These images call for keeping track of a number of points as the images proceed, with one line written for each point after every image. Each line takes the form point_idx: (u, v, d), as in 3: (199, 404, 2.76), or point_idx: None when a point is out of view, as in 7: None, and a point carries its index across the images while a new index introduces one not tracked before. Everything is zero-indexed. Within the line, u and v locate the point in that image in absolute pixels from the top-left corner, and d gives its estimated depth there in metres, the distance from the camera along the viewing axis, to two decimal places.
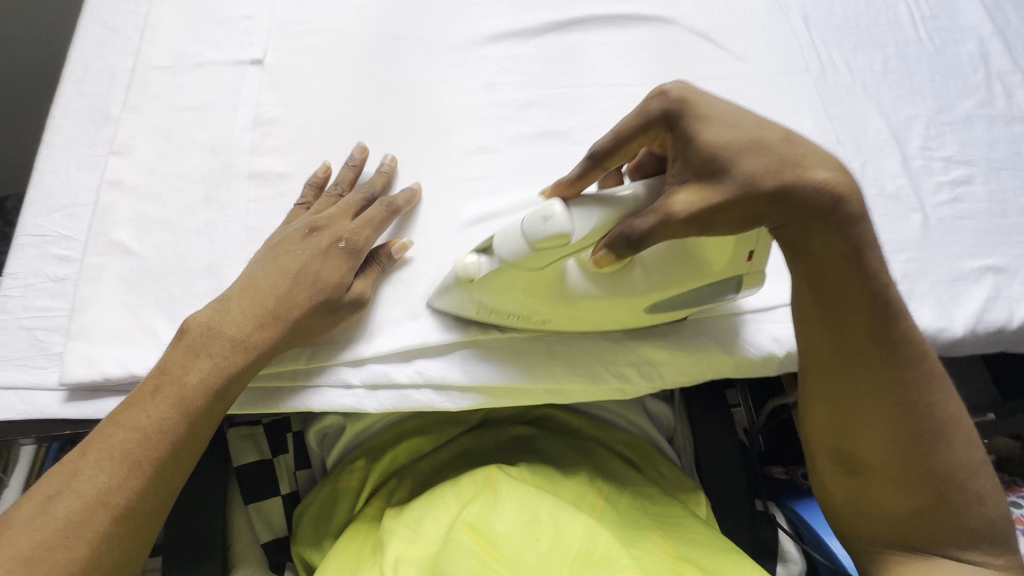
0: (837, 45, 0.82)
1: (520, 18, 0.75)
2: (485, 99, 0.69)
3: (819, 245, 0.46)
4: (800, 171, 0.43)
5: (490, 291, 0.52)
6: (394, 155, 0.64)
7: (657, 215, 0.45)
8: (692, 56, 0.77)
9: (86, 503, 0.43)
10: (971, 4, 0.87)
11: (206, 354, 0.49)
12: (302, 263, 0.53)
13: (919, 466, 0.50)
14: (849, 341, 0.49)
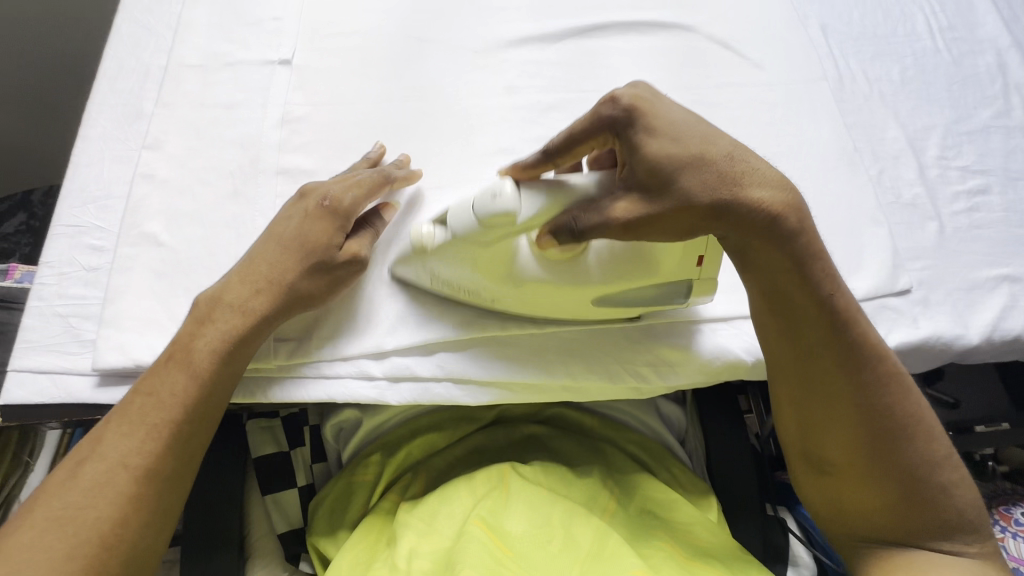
0: (871, 51, 0.79)
1: (541, 23, 0.75)
2: (507, 101, 0.69)
3: (760, 255, 0.47)
4: (737, 189, 0.44)
5: (443, 258, 0.53)
6: (406, 152, 0.65)
7: (599, 219, 0.46)
8: (718, 59, 0.76)
9: (108, 467, 0.46)
10: (989, 16, 0.83)
11: (212, 323, 0.50)
12: (292, 228, 0.53)
13: (883, 461, 0.49)
14: (799, 343, 0.49)
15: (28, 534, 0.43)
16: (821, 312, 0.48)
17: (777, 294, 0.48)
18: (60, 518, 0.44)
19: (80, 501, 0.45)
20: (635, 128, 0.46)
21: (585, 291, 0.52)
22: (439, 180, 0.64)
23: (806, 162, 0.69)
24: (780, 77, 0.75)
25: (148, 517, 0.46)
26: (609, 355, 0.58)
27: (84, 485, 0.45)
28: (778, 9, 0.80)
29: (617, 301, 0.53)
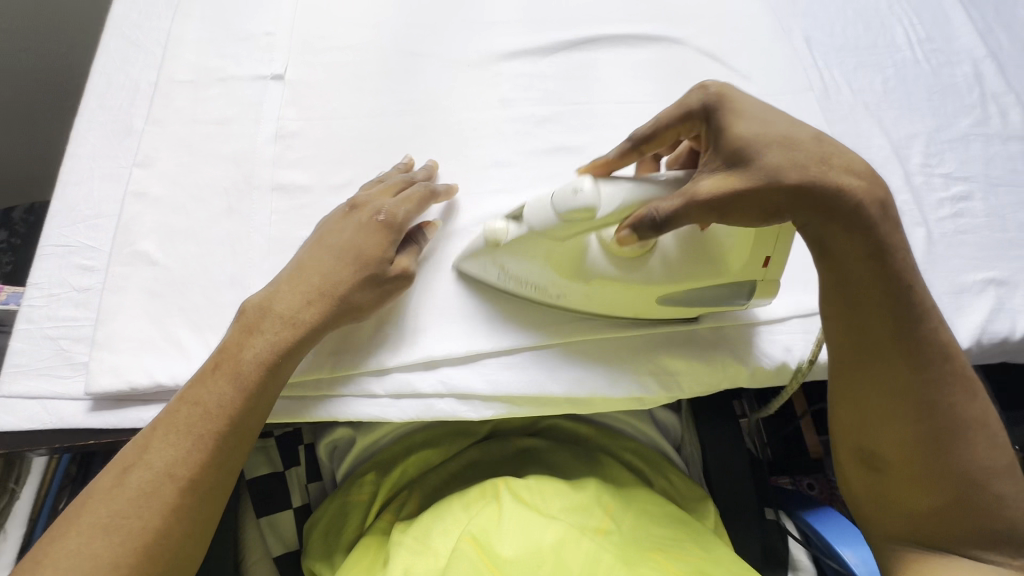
0: (853, 62, 0.81)
1: (533, 36, 0.76)
2: (502, 114, 0.70)
3: (837, 246, 0.46)
4: (825, 169, 0.44)
5: (514, 253, 0.54)
6: (434, 159, 0.66)
7: (676, 200, 0.45)
8: (708, 71, 0.77)
9: (155, 476, 0.44)
10: (964, 27, 0.86)
11: (261, 332, 0.50)
12: (345, 238, 0.53)
13: (938, 463, 0.48)
14: (870, 340, 0.48)
15: (75, 542, 0.42)
16: (891, 307, 0.47)
17: (847, 288, 0.48)
18: (104, 525, 0.42)
19: (120, 508, 0.43)
20: (723, 111, 0.48)
21: (652, 289, 0.53)
22: None
23: None
24: (769, 89, 0.76)
25: (181, 528, 0.44)
26: (607, 364, 0.57)
27: (122, 496, 0.43)
28: (763, 22, 0.82)
29: (684, 298, 0.54)
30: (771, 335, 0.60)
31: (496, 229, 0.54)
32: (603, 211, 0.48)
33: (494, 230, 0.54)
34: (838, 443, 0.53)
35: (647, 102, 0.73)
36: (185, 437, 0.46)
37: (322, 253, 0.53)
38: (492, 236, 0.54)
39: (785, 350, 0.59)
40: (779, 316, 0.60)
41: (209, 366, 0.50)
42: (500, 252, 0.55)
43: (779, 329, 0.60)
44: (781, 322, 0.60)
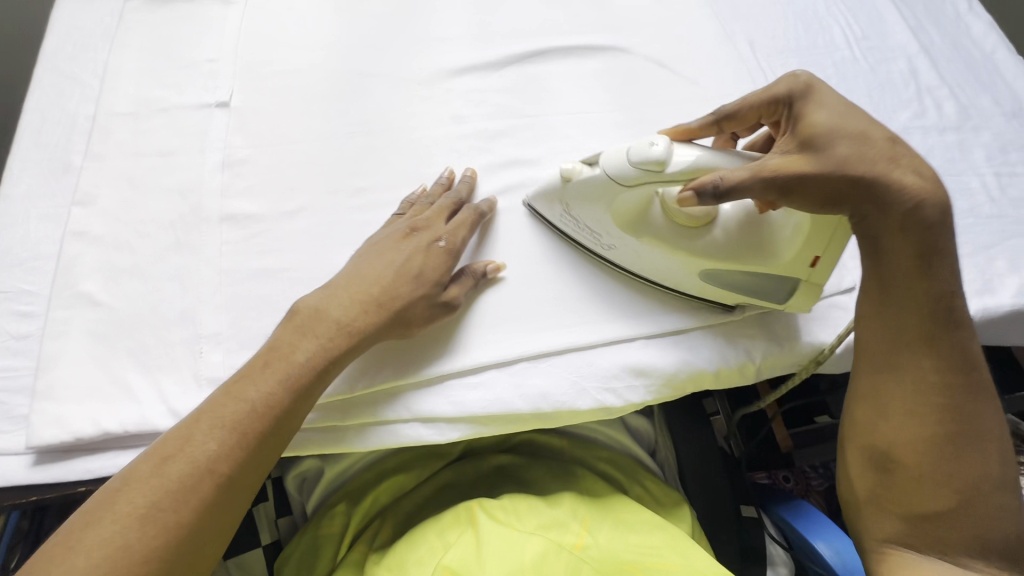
0: (794, 63, 0.84)
1: (482, 52, 0.76)
2: (454, 130, 0.70)
3: (891, 242, 0.48)
4: (892, 166, 0.47)
5: (582, 197, 0.57)
6: (472, 167, 0.67)
7: (740, 172, 0.47)
8: (656, 78, 0.78)
9: (193, 469, 0.44)
10: (897, 25, 0.90)
11: (314, 335, 0.50)
12: (403, 259, 0.55)
13: (950, 468, 0.48)
14: (905, 338, 0.49)
15: (107, 533, 0.41)
16: (927, 309, 0.48)
17: (889, 283, 0.49)
18: (125, 518, 0.41)
19: (155, 500, 0.42)
20: (811, 98, 0.51)
21: (698, 256, 0.55)
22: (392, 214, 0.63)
23: None
24: (715, 94, 0.78)
25: (211, 529, 0.44)
26: (572, 373, 0.56)
27: (152, 485, 0.43)
28: (707, 28, 0.84)
29: (726, 280, 0.56)
30: (732, 336, 0.59)
31: (574, 168, 0.57)
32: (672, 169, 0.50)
33: (571, 168, 0.57)
34: (849, 441, 0.53)
35: (599, 112, 0.74)
36: (228, 434, 0.45)
37: (393, 262, 0.55)
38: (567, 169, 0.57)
39: (747, 348, 0.59)
40: (735, 316, 0.60)
41: (256, 362, 0.49)
42: (571, 198, 0.58)
43: (740, 330, 0.60)
44: (742, 322, 0.60)
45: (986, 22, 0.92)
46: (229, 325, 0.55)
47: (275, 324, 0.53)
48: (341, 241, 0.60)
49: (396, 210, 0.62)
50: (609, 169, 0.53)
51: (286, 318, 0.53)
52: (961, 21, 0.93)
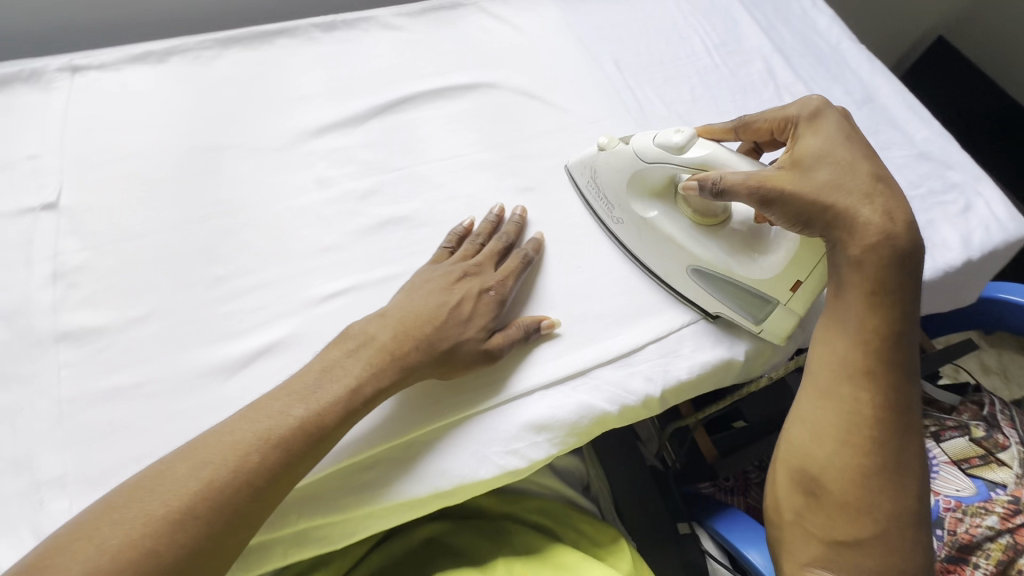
0: (660, 77, 0.86)
1: (344, 108, 0.73)
2: (319, 196, 0.66)
3: (850, 275, 0.53)
4: (868, 200, 0.52)
5: (612, 170, 0.64)
6: (523, 205, 0.68)
7: (738, 178, 0.54)
8: (526, 110, 0.78)
9: (236, 475, 0.43)
10: (750, 28, 0.94)
11: (367, 362, 0.50)
12: (449, 297, 0.56)
13: (873, 497, 0.50)
14: (854, 365, 0.52)
15: (120, 537, 0.39)
16: (872, 345, 0.52)
17: (842, 313, 0.54)
18: (145, 528, 0.40)
19: (189, 506, 0.41)
20: (820, 118, 0.56)
21: (688, 253, 0.61)
22: (257, 300, 0.58)
23: None
24: (586, 119, 0.78)
25: (222, 549, 0.42)
26: (471, 443, 0.53)
27: (188, 490, 0.42)
28: (570, 54, 0.85)
29: (711, 279, 0.61)
30: (631, 368, 0.59)
31: (613, 139, 0.65)
32: (687, 155, 0.58)
33: (611, 140, 0.65)
34: (780, 461, 0.55)
35: (472, 153, 0.72)
36: (272, 448, 0.44)
37: (445, 304, 0.55)
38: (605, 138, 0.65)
39: (647, 380, 0.58)
40: (629, 348, 0.60)
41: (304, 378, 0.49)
42: (601, 167, 0.65)
43: (638, 360, 0.60)
44: (638, 351, 0.60)
45: (828, 16, 0.98)
46: (73, 464, 0.48)
47: (324, 345, 0.53)
48: (201, 340, 0.55)
49: (442, 246, 0.62)
50: (640, 146, 0.61)
51: (337, 338, 0.53)
52: (807, 16, 0.98)
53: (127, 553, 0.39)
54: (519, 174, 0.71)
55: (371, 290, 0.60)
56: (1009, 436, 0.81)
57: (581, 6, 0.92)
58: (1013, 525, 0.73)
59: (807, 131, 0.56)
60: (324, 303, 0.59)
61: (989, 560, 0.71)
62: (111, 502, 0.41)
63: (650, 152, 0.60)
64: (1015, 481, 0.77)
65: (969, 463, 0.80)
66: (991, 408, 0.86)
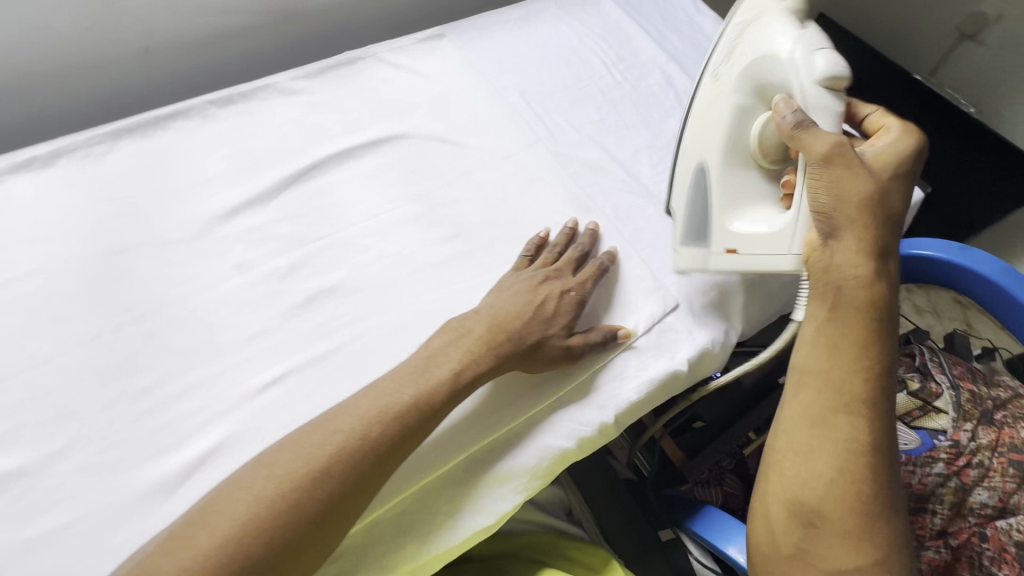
0: (566, 101, 0.88)
1: (254, 183, 0.72)
2: (241, 281, 0.64)
3: (851, 297, 0.50)
4: (887, 232, 0.51)
5: (759, 32, 0.59)
6: (596, 219, 0.74)
7: (831, 137, 0.51)
8: (441, 155, 0.78)
9: (365, 436, 0.48)
10: (643, 40, 0.98)
11: (468, 351, 0.55)
12: (536, 299, 0.61)
13: (873, 526, 0.47)
14: (852, 391, 0.48)
15: (275, 488, 0.45)
16: (865, 373, 0.49)
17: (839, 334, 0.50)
18: (291, 482, 0.45)
19: (328, 464, 0.46)
20: (911, 143, 0.54)
21: (712, 143, 0.62)
22: (189, 405, 0.56)
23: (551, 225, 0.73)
24: (501, 154, 0.79)
25: (345, 506, 0.47)
26: (440, 509, 0.54)
27: (326, 452, 0.47)
28: (476, 92, 0.87)
29: (699, 185, 0.65)
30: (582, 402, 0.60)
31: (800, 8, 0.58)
32: (798, 72, 0.54)
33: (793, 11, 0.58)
34: (773, 491, 0.50)
35: (393, 209, 0.72)
36: (391, 421, 0.50)
37: (531, 304, 0.60)
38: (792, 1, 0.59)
39: (599, 409, 0.60)
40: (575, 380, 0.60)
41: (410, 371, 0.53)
42: (758, 21, 0.60)
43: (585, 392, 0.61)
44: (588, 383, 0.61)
45: (713, 19, 1.04)
46: None
47: (433, 334, 0.58)
48: (132, 461, 0.52)
49: (522, 254, 0.68)
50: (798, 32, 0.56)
51: (442, 327, 0.58)
52: (693, 21, 1.03)
53: (277, 503, 0.44)
54: (443, 222, 0.72)
55: (308, 371, 0.59)
56: (940, 384, 0.86)
57: (479, 42, 0.94)
58: (959, 467, 0.78)
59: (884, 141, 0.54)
60: (263, 394, 0.57)
61: (943, 505, 0.77)
62: (258, 464, 0.47)
63: (785, 45, 0.56)
64: (953, 425, 0.81)
65: (911, 416, 0.85)
66: (921, 357, 0.90)
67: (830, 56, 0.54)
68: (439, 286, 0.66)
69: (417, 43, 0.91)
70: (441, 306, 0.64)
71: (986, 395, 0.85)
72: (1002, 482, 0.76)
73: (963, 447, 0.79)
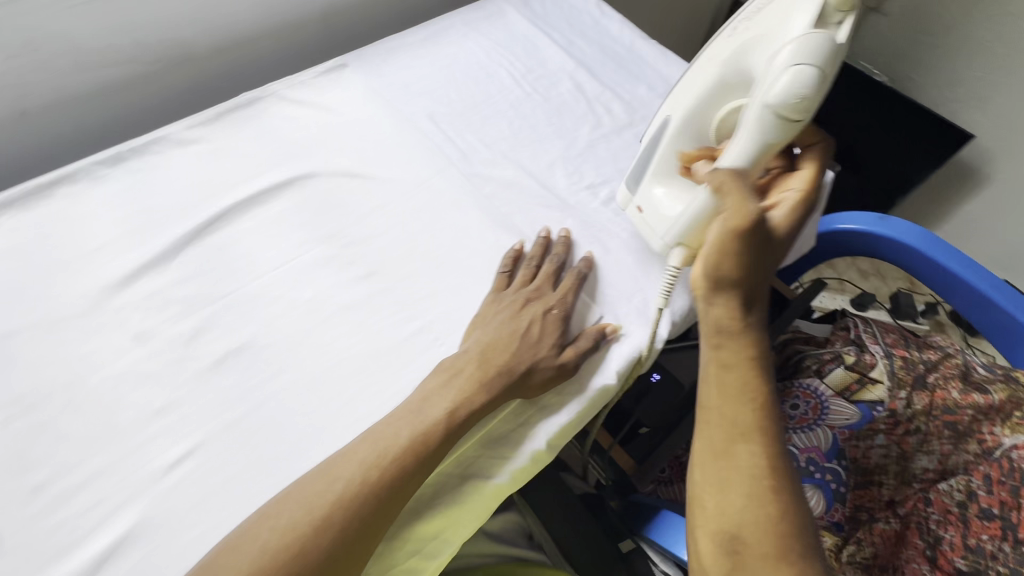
0: (477, 119, 0.87)
1: (151, 244, 0.68)
2: (141, 353, 0.60)
3: (729, 335, 0.52)
4: (761, 287, 0.55)
5: (776, 22, 0.58)
6: (568, 227, 0.74)
7: (750, 210, 0.53)
8: (351, 191, 0.76)
9: (366, 476, 0.48)
10: (550, 49, 0.98)
11: (455, 387, 0.54)
12: (524, 324, 0.60)
13: (796, 546, 0.43)
14: (740, 415, 0.49)
15: (275, 537, 0.45)
16: (751, 396, 0.49)
17: (723, 367, 0.51)
18: (293, 531, 0.45)
19: (334, 506, 0.46)
20: (797, 211, 0.58)
21: (683, 100, 0.65)
22: (89, 498, 0.52)
23: (470, 250, 0.71)
24: (413, 182, 0.78)
25: (351, 553, 0.46)
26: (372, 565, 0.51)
27: (326, 500, 0.46)
28: (384, 122, 0.84)
29: (658, 131, 0.69)
30: (513, 431, 0.58)
31: (834, 8, 0.55)
32: (761, 89, 0.57)
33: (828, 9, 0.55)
34: (699, 530, 0.47)
35: (303, 254, 0.69)
36: (394, 464, 0.49)
37: (517, 330, 0.59)
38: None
39: (530, 436, 0.58)
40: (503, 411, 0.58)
41: (408, 423, 0.51)
42: None
43: (514, 421, 0.59)
44: (518, 413, 0.59)
45: (618, 20, 1.04)
46: None
47: (427, 378, 0.56)
48: (28, 568, 0.49)
49: (499, 272, 0.67)
50: (790, 40, 0.56)
51: (435, 370, 0.57)
52: (599, 25, 1.04)
53: (283, 553, 0.44)
54: (357, 261, 0.69)
55: (217, 440, 0.56)
56: (874, 355, 0.89)
57: (384, 68, 0.92)
58: (898, 435, 0.80)
59: (781, 212, 0.57)
60: (171, 473, 0.54)
61: (889, 475, 0.79)
62: (265, 512, 0.46)
63: (775, 51, 0.57)
64: (888, 395, 0.84)
65: (850, 390, 0.87)
66: (856, 329, 0.94)
67: (788, 89, 0.55)
68: (357, 330, 0.64)
69: (318, 76, 0.89)
70: (360, 351, 0.62)
71: (919, 358, 0.86)
72: (940, 445, 0.77)
73: (900, 415, 0.81)
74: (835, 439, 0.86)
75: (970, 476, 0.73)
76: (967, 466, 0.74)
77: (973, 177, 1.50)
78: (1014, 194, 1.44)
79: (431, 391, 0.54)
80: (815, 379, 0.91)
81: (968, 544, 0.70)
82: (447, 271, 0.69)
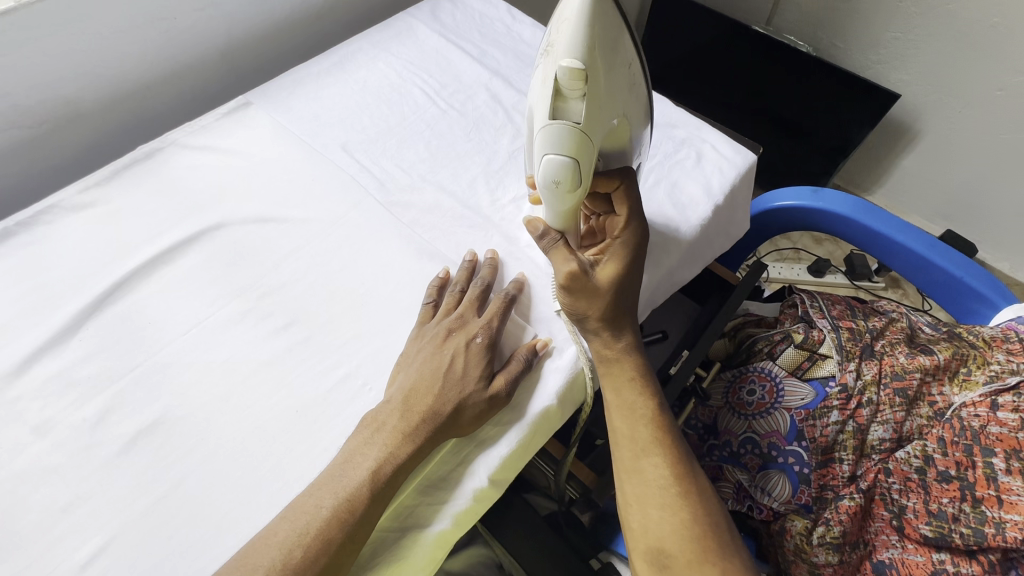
0: (393, 143, 0.84)
1: (46, 323, 0.63)
2: (44, 445, 0.56)
3: (616, 368, 0.61)
4: (626, 321, 0.62)
5: (540, 93, 0.57)
6: (495, 247, 0.72)
7: (568, 271, 0.60)
8: (264, 238, 0.72)
9: (284, 562, 0.45)
10: (463, 60, 0.95)
11: (378, 444, 0.51)
12: (447, 359, 0.57)
13: (705, 544, 0.54)
14: (643, 439, 0.58)
15: None
16: (648, 419, 0.58)
17: (621, 398, 0.60)
18: None
19: None
20: (621, 252, 0.62)
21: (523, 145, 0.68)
22: None
23: (393, 286, 0.68)
24: (330, 219, 0.74)
25: None
26: None
27: None
28: (294, 158, 0.81)
29: None
30: (451, 474, 0.56)
31: (567, 88, 0.54)
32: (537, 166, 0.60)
33: (563, 88, 0.54)
34: (633, 551, 0.56)
35: (214, 312, 0.65)
36: (315, 541, 0.46)
37: (440, 367, 0.57)
38: (577, 70, 0.52)
39: (469, 476, 0.56)
40: (439, 456, 0.56)
41: (330, 490, 0.49)
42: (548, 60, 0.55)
43: (451, 464, 0.56)
44: (454, 454, 0.56)
45: (530, 24, 1.02)
46: None
47: (353, 434, 0.54)
48: None
49: (425, 302, 0.65)
50: (540, 124, 0.57)
51: (360, 425, 0.54)
52: (512, 31, 1.02)
53: None
54: (277, 312, 0.66)
55: (131, 531, 0.51)
56: (822, 330, 0.87)
57: (292, 101, 0.88)
58: (852, 409, 0.78)
59: (611, 254, 0.62)
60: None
61: (848, 451, 0.77)
62: None
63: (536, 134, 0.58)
64: (839, 368, 0.81)
65: (802, 369, 0.85)
66: (803, 306, 0.93)
67: (547, 174, 0.58)
68: (279, 387, 0.60)
69: (221, 118, 0.84)
70: (284, 410, 0.59)
71: (865, 327, 0.86)
72: (893, 414, 0.76)
73: (852, 389, 0.79)
74: (794, 421, 0.82)
75: (926, 440, 0.74)
76: (921, 430, 0.75)
77: (904, 136, 1.53)
78: (943, 146, 1.49)
79: (354, 451, 0.52)
80: (768, 362, 0.88)
81: (930, 509, 0.70)
82: (370, 310, 0.67)
